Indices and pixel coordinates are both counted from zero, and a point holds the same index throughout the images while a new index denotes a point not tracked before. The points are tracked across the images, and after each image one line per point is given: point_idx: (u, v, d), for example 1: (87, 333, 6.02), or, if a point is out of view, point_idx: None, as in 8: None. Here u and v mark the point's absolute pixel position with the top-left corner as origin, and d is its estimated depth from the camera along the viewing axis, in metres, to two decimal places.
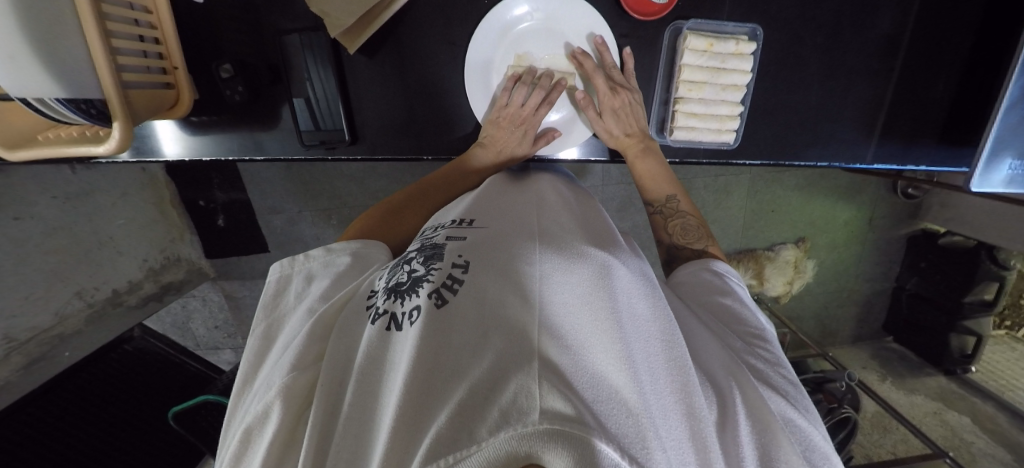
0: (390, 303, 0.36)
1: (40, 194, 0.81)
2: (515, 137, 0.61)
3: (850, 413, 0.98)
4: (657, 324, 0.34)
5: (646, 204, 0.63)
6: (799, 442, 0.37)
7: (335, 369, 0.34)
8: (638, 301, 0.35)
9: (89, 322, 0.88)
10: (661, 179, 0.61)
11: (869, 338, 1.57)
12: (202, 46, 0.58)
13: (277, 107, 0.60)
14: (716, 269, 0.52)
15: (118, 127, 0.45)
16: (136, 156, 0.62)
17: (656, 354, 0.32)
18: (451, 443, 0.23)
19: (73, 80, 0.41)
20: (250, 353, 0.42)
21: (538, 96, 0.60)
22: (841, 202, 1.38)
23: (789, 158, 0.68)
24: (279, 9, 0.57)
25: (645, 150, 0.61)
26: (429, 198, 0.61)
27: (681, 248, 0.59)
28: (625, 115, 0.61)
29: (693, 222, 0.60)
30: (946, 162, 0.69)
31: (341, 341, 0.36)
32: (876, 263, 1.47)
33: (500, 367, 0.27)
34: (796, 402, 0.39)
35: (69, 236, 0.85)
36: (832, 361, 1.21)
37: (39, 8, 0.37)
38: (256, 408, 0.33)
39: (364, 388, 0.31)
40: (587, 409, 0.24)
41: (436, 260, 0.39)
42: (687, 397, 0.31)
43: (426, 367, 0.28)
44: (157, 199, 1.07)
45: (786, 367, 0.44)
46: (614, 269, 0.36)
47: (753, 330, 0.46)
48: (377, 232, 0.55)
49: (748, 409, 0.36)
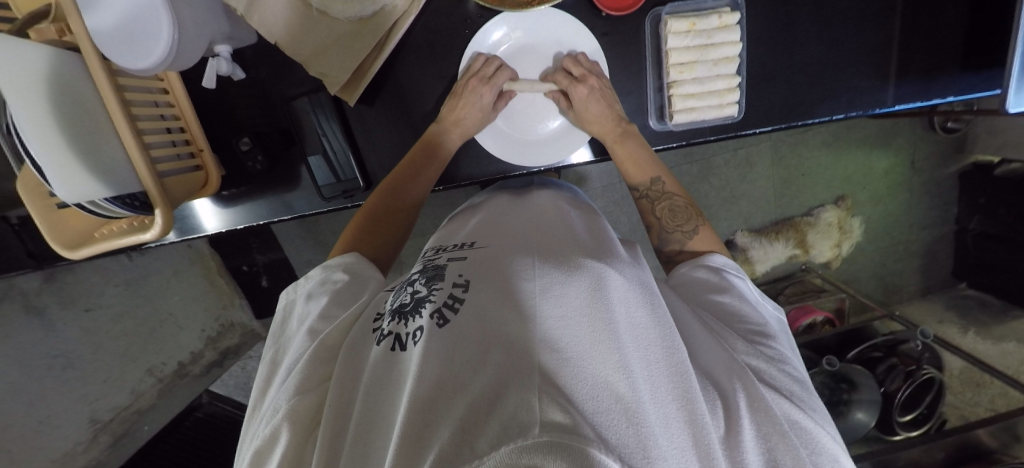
0: (394, 324, 0.37)
1: (104, 286, 1.02)
2: (477, 103, 0.58)
3: (934, 373, 0.92)
4: (656, 332, 0.35)
5: (631, 191, 0.62)
6: (805, 446, 0.37)
7: (341, 389, 0.35)
8: (633, 310, 0.35)
9: (162, 395, 1.07)
10: (642, 163, 0.60)
11: (941, 288, 1.44)
12: (219, 126, 0.63)
13: (294, 168, 0.64)
14: (713, 265, 0.51)
15: (161, 213, 0.49)
16: (179, 234, 0.68)
17: (656, 362, 0.32)
18: (454, 459, 0.23)
19: (114, 178, 0.46)
20: (260, 378, 0.43)
21: (494, 63, 0.59)
22: (875, 151, 1.34)
23: (799, 118, 0.65)
24: (284, 79, 0.61)
25: (624, 134, 0.60)
26: (407, 193, 0.59)
27: (671, 232, 0.58)
28: (600, 102, 0.59)
29: (681, 202, 0.59)
30: (977, 87, 0.65)
31: (346, 362, 0.37)
32: (930, 207, 1.39)
33: (503, 389, 0.27)
34: (801, 402, 0.39)
35: (134, 319, 1.05)
36: (902, 322, 1.11)
37: (80, 124, 0.43)
38: (265, 431, 0.35)
39: (369, 408, 0.32)
40: (586, 422, 0.24)
41: (438, 281, 0.40)
42: (688, 404, 0.31)
43: (431, 386, 0.29)
44: (205, 269, 1.14)
45: (793, 363, 0.43)
46: (611, 280, 0.37)
47: (754, 324, 0.45)
48: (359, 242, 0.57)
49: (751, 411, 0.36)
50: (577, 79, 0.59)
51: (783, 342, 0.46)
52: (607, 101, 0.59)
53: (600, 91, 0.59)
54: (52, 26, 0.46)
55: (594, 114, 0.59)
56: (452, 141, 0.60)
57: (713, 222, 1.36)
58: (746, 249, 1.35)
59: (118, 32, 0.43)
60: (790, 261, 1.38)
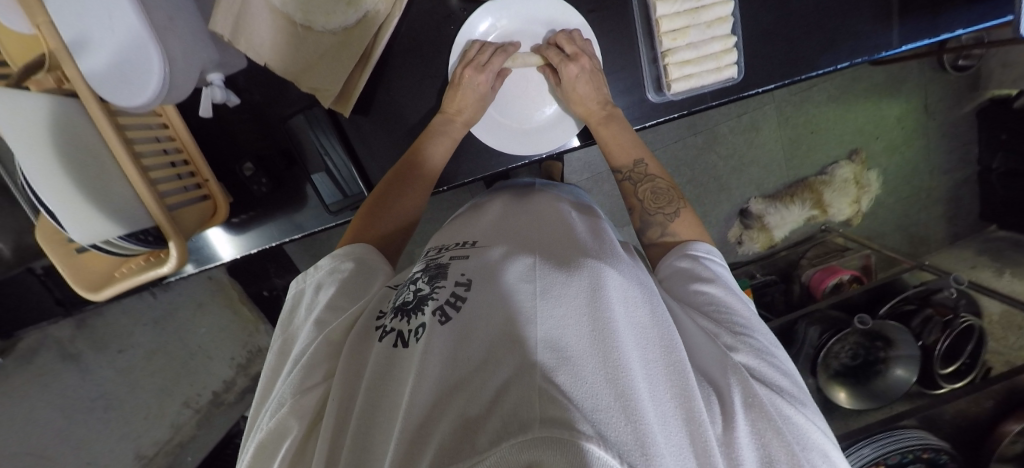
0: (397, 321, 0.38)
1: (133, 326, 1.08)
2: (473, 93, 0.58)
3: (973, 321, 0.90)
4: (655, 332, 0.36)
5: (612, 173, 0.61)
6: (797, 441, 0.36)
7: (345, 382, 0.35)
8: (631, 309, 0.36)
9: (201, 424, 1.12)
10: (626, 146, 0.59)
11: (969, 233, 1.40)
12: (223, 152, 0.63)
13: (299, 186, 0.64)
14: (694, 253, 0.50)
15: (174, 246, 0.49)
16: (197, 266, 0.68)
17: (655, 363, 0.33)
18: (455, 454, 0.23)
19: (127, 217, 0.47)
20: (268, 369, 0.44)
21: (489, 49, 0.58)
22: (885, 98, 1.29)
23: (803, 71, 0.63)
24: (281, 99, 0.61)
25: (609, 117, 0.59)
26: (405, 192, 0.57)
27: (653, 214, 0.56)
28: (589, 83, 0.58)
29: (663, 185, 0.58)
30: (987, 17, 0.63)
31: (351, 356, 0.37)
32: (949, 150, 1.34)
33: (507, 385, 0.27)
34: (792, 398, 0.39)
35: (166, 356, 1.10)
36: (932, 271, 1.08)
37: (87, 168, 0.44)
38: (270, 424, 0.35)
39: (371, 401, 0.32)
40: (587, 420, 0.24)
41: (440, 279, 0.40)
42: (686, 401, 0.32)
43: (437, 383, 0.29)
44: (229, 299, 1.14)
45: (779, 354, 0.43)
46: (611, 280, 0.37)
47: (740, 317, 0.44)
48: (365, 230, 0.56)
49: (745, 409, 0.35)
50: (569, 57, 0.57)
51: (766, 331, 0.45)
52: (596, 83, 0.58)
53: (590, 72, 0.58)
54: (50, 76, 0.47)
55: (580, 95, 0.58)
56: (455, 129, 0.59)
57: (724, 192, 1.33)
58: (761, 216, 1.32)
59: (111, 69, 0.43)
60: (808, 223, 1.35)
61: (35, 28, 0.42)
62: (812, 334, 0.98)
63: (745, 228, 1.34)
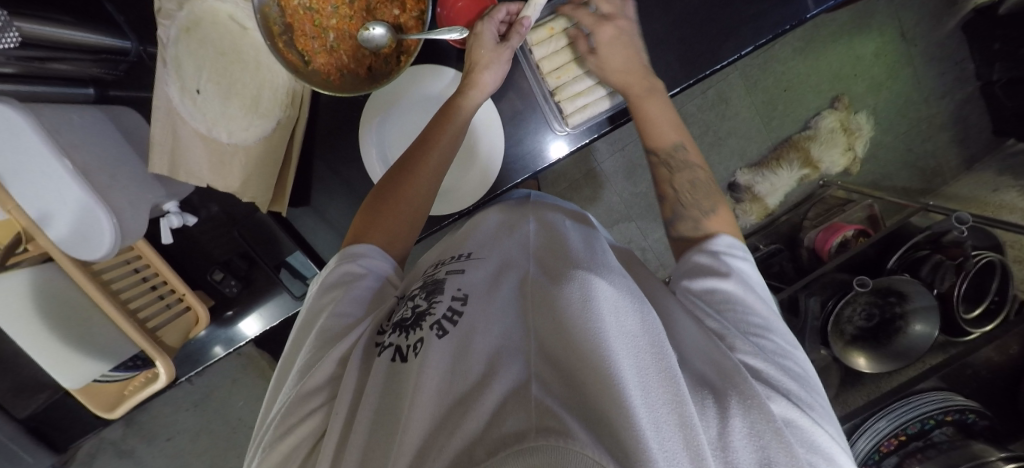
0: (398, 337, 0.39)
1: (176, 413, 1.20)
2: (489, 33, 0.56)
3: (993, 256, 0.84)
4: (645, 338, 0.32)
5: (650, 153, 0.59)
6: (800, 444, 0.32)
7: (350, 404, 0.36)
8: (621, 319, 0.33)
9: None
10: (665, 125, 0.57)
11: (987, 154, 1.29)
12: (195, 266, 0.70)
13: (260, 283, 0.70)
14: (713, 249, 0.47)
15: (161, 364, 0.56)
16: (226, 346, 0.72)
17: (645, 367, 0.29)
18: None
19: (114, 348, 0.55)
20: (276, 375, 0.46)
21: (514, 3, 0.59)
22: (856, 37, 1.23)
23: (709, 65, 0.63)
24: (230, 209, 0.68)
25: (652, 91, 0.58)
26: (411, 188, 0.55)
27: (687, 205, 0.54)
28: (623, 51, 0.58)
29: (702, 175, 0.56)
30: None
31: (360, 373, 0.38)
32: (942, 73, 1.25)
33: (507, 400, 0.27)
34: (802, 403, 0.35)
35: (208, 436, 1.20)
36: (937, 209, 1.01)
37: (72, 325, 0.51)
38: (267, 442, 0.36)
39: (377, 419, 0.33)
40: (583, 428, 0.23)
41: (437, 294, 0.41)
42: (679, 406, 0.27)
43: (434, 402, 0.30)
44: (255, 374, 1.22)
45: (793, 356, 0.39)
46: (600, 289, 0.35)
47: (754, 315, 0.41)
48: (370, 225, 0.53)
49: (744, 410, 0.32)
50: (602, 20, 0.59)
51: (782, 331, 0.42)
52: (632, 56, 0.59)
53: (623, 42, 0.59)
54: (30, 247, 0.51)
55: (614, 64, 0.59)
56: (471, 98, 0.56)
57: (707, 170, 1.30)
58: (750, 187, 1.28)
59: (72, 233, 0.49)
60: (804, 182, 1.29)
61: (8, 213, 0.49)
62: (813, 305, 0.95)
63: (736, 202, 1.31)
